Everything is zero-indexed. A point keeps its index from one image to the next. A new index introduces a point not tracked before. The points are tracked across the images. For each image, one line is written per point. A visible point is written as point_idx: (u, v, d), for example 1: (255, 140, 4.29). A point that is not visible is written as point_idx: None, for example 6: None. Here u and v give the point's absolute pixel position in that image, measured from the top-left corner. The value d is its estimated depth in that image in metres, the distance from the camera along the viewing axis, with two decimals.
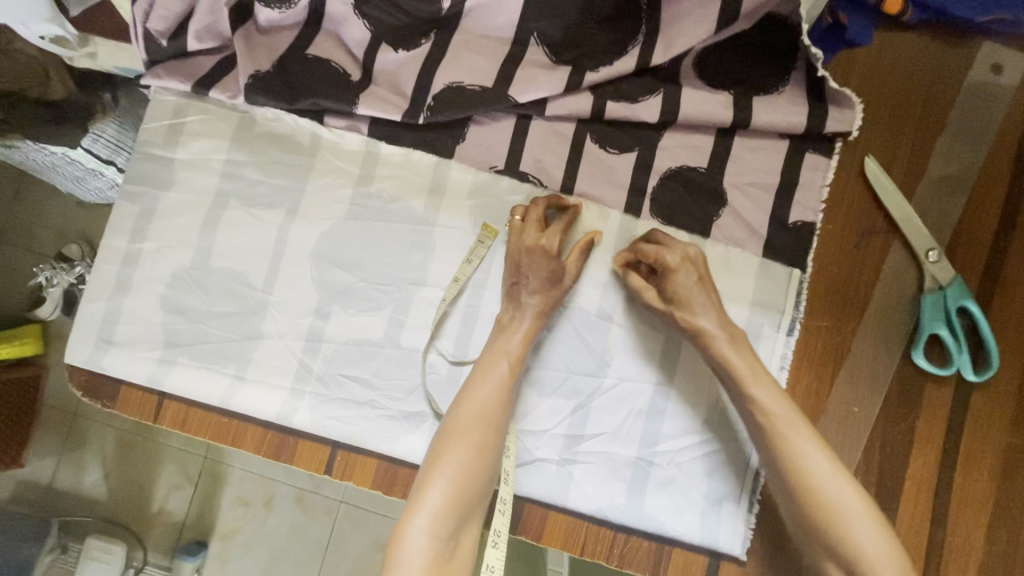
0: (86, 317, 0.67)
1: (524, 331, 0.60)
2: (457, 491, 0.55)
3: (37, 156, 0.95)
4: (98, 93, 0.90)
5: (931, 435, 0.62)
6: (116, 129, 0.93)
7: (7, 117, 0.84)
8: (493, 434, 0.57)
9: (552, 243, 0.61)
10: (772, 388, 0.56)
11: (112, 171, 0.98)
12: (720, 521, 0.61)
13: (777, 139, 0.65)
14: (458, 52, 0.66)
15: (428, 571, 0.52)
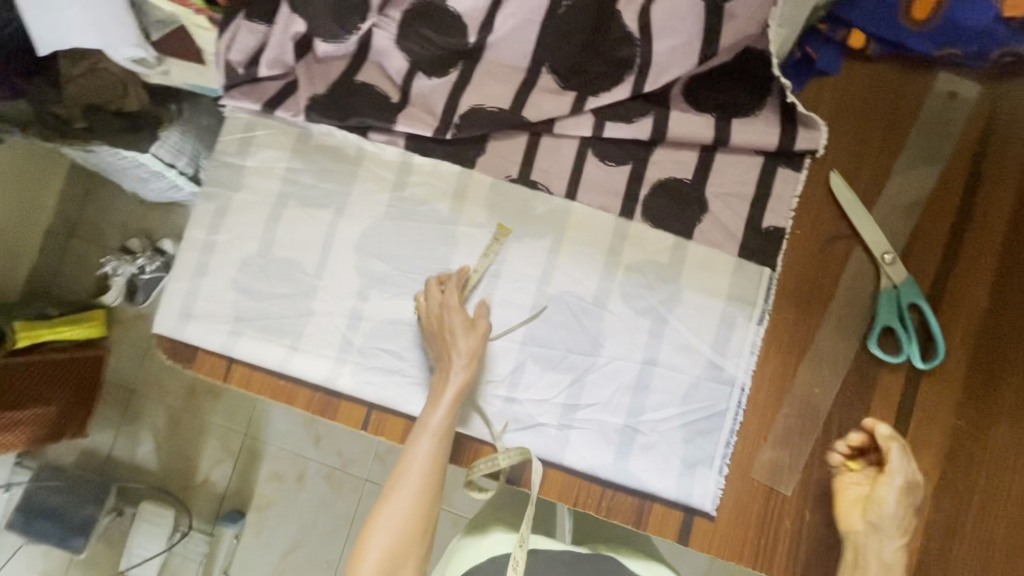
0: (171, 295, 0.81)
1: (448, 400, 0.70)
2: (390, 546, 0.63)
3: (112, 160, 1.18)
4: (166, 105, 1.13)
5: (885, 414, 0.71)
6: (178, 137, 1.15)
7: (92, 126, 1.06)
8: (423, 497, 0.66)
9: (454, 300, 0.72)
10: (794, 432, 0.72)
11: (172, 172, 1.20)
12: (693, 482, 0.71)
13: (754, 155, 0.75)
14: (482, 78, 0.78)
15: None
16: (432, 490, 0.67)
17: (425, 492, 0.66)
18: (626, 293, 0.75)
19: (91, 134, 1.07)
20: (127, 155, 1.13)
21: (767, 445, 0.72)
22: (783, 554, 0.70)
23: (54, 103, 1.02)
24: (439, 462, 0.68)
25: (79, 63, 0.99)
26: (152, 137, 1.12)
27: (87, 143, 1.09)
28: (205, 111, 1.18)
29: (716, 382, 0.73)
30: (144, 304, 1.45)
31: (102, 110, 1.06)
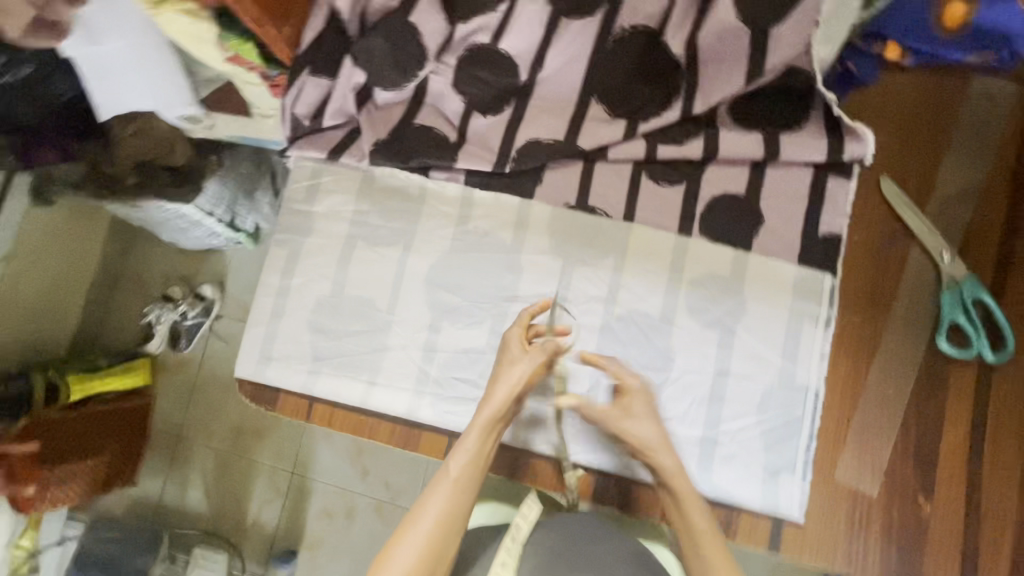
0: (250, 339, 0.85)
1: (482, 427, 0.64)
2: (409, 574, 0.56)
3: (158, 213, 1.25)
4: (208, 157, 1.20)
5: (961, 409, 0.72)
6: (219, 186, 1.22)
7: (146, 181, 1.13)
8: (436, 541, 0.58)
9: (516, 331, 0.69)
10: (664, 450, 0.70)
11: (212, 220, 1.26)
12: (779, 489, 0.72)
13: (804, 166, 0.78)
14: (535, 113, 0.82)
15: None
16: (456, 519, 0.60)
17: (452, 520, 0.60)
18: (693, 308, 0.77)
19: (144, 188, 1.14)
20: (172, 207, 1.20)
21: (847, 447, 0.73)
22: (875, 555, 0.71)
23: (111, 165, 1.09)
24: (470, 491, 0.62)
25: (130, 126, 1.04)
26: (196, 189, 1.18)
27: (135, 198, 1.15)
28: (242, 159, 1.26)
29: (790, 390, 0.74)
30: (187, 350, 1.49)
31: (153, 166, 1.12)
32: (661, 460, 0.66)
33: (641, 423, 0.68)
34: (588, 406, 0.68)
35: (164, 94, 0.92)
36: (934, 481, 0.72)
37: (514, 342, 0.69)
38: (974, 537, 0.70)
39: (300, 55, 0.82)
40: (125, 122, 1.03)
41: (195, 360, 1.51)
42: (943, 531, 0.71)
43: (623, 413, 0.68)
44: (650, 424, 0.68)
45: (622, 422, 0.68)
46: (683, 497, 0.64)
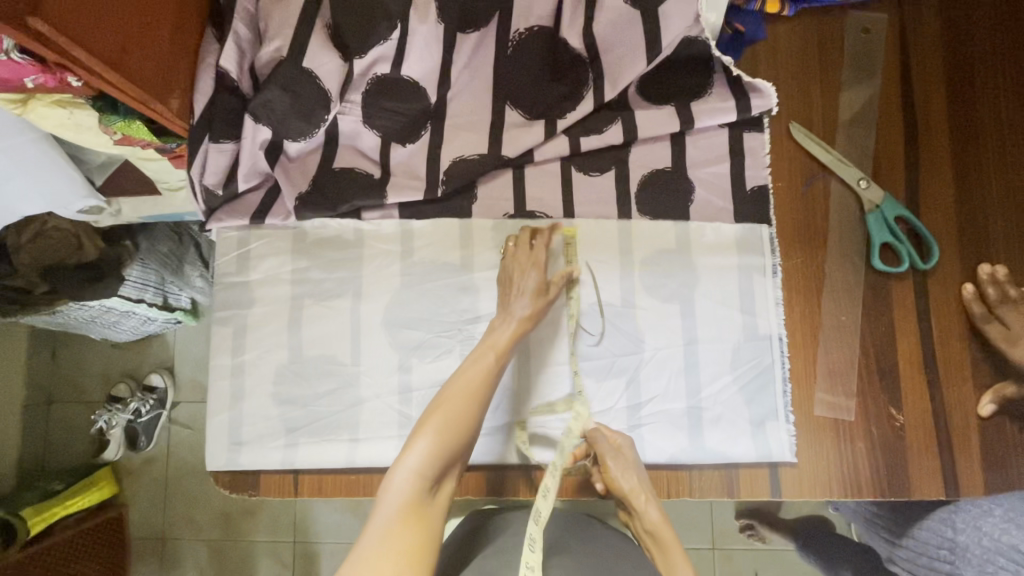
0: (214, 429, 0.80)
1: (516, 323, 0.73)
2: (435, 448, 0.62)
3: (80, 314, 1.17)
4: (123, 243, 1.11)
5: (907, 320, 0.77)
6: (141, 270, 1.13)
7: (55, 285, 1.05)
8: (468, 411, 0.66)
9: (540, 248, 0.77)
10: (626, 470, 0.71)
11: (142, 307, 1.18)
12: (768, 437, 0.75)
13: (719, 129, 0.81)
14: (454, 132, 0.82)
15: (405, 510, 0.59)
16: (475, 411, 0.66)
17: (469, 410, 0.66)
18: (649, 286, 0.79)
19: (55, 294, 1.06)
20: (93, 305, 1.12)
21: (819, 381, 0.77)
22: (868, 476, 0.75)
23: (9, 276, 1.03)
24: (486, 389, 0.68)
25: (24, 231, 1.02)
26: (119, 279, 1.08)
27: (51, 305, 1.08)
28: (162, 237, 1.17)
29: (756, 340, 0.77)
30: (149, 448, 1.40)
31: (60, 267, 1.04)
32: (641, 506, 0.71)
33: (621, 462, 0.72)
34: (595, 439, 0.73)
35: (54, 190, 0.88)
36: (902, 391, 0.76)
37: (529, 269, 0.76)
38: (947, 434, 0.75)
39: (195, 122, 0.77)
40: (21, 227, 1.01)
41: (159, 457, 1.41)
42: (920, 435, 0.75)
43: (608, 455, 0.72)
44: (625, 473, 0.71)
45: (611, 462, 0.72)
46: (666, 547, 0.68)
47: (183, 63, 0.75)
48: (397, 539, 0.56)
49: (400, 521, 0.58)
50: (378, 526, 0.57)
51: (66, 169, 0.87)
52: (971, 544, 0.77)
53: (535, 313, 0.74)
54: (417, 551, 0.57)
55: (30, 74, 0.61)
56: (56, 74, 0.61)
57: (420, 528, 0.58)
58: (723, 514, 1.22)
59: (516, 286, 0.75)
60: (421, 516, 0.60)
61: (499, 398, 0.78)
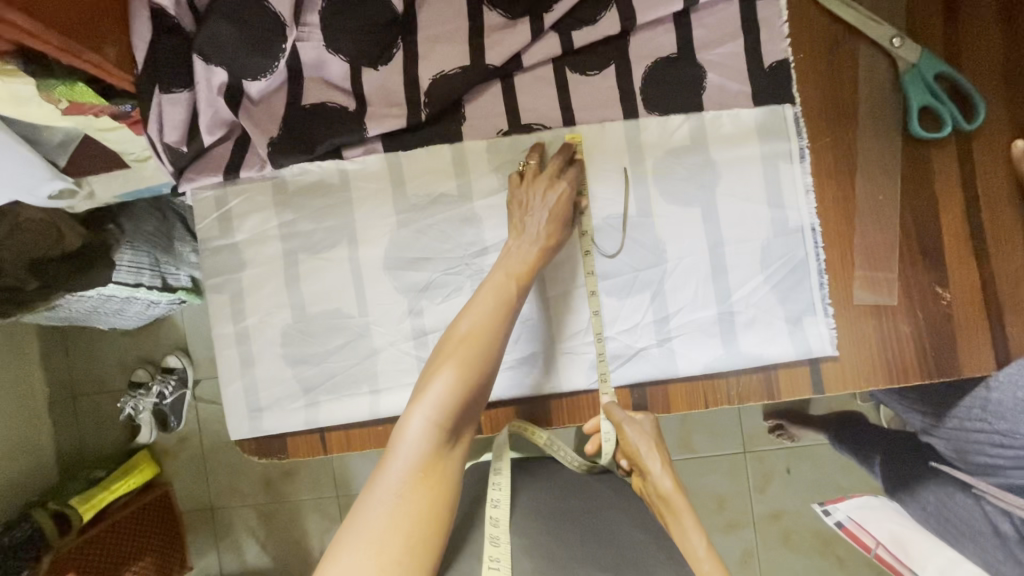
0: (231, 398, 0.77)
1: (533, 257, 0.69)
2: (450, 395, 0.59)
3: (78, 307, 1.13)
4: (105, 227, 1.09)
5: (951, 189, 0.70)
6: (131, 254, 1.09)
7: (46, 280, 1.01)
8: (481, 356, 0.62)
9: (547, 172, 0.71)
10: (639, 436, 0.72)
11: (143, 291, 1.13)
12: (807, 334, 0.71)
13: (727, 0, 0.71)
14: (429, 46, 0.72)
15: (421, 461, 0.55)
16: (490, 355, 0.63)
17: (486, 354, 0.62)
18: (666, 191, 0.72)
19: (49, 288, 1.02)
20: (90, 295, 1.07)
21: (856, 269, 0.71)
22: (914, 359, 0.71)
23: None
24: (499, 332, 0.64)
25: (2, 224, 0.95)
26: (109, 265, 1.05)
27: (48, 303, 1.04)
28: (143, 219, 1.12)
29: (787, 233, 0.71)
30: (181, 427, 1.41)
31: (47, 260, 1.02)
32: (654, 471, 0.73)
33: (637, 428, 0.71)
34: (609, 406, 0.72)
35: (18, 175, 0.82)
36: (947, 267, 0.70)
37: (538, 193, 0.70)
38: (998, 305, 0.70)
39: (141, 73, 0.70)
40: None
41: (191, 435, 1.43)
42: (968, 311, 0.70)
43: (624, 424, 0.71)
44: (641, 437, 0.72)
45: (627, 428, 0.71)
46: (676, 511, 0.71)
47: (112, 5, 0.66)
48: (412, 494, 0.53)
49: (415, 475, 0.55)
50: (393, 478, 0.54)
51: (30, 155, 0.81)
52: (1004, 399, 0.70)
53: (546, 241, 0.69)
54: (434, 506, 0.54)
55: None
56: None
57: (435, 482, 0.55)
58: (752, 419, 1.22)
59: (534, 211, 0.70)
60: (436, 469, 0.56)
61: (519, 329, 0.74)
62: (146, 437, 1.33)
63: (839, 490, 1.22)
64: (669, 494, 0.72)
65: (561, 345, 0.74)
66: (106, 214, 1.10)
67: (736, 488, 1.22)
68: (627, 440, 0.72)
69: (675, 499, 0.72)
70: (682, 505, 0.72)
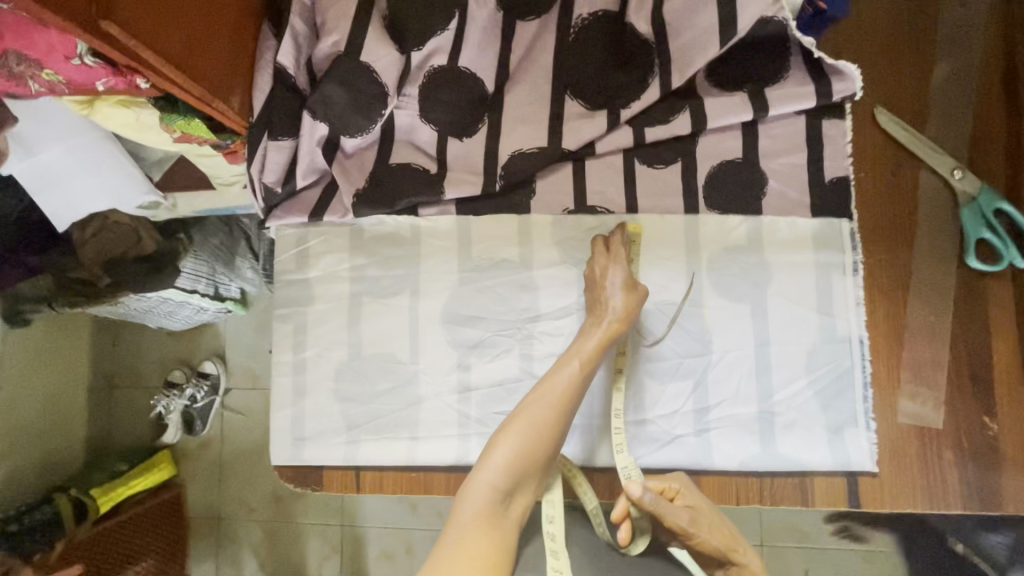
0: (279, 424, 0.81)
1: (611, 318, 0.70)
2: (517, 455, 0.62)
3: (139, 304, 1.21)
4: (176, 236, 1.17)
5: (1005, 321, 0.71)
6: (195, 262, 1.18)
7: (120, 275, 1.11)
8: (551, 421, 0.64)
9: (616, 240, 0.74)
10: (710, 528, 0.67)
11: (196, 298, 1.21)
12: (847, 445, 0.71)
13: (794, 116, 0.75)
14: (512, 125, 0.79)
15: (482, 517, 0.59)
16: (560, 420, 0.65)
17: (556, 420, 0.64)
18: (718, 285, 0.75)
19: (121, 284, 1.11)
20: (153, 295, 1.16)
21: (902, 386, 0.72)
22: (956, 487, 0.70)
23: (75, 269, 1.10)
24: (571, 398, 0.66)
25: (90, 226, 1.08)
26: (175, 271, 1.13)
27: (115, 297, 1.14)
28: (212, 232, 1.21)
29: (835, 342, 0.73)
30: (204, 432, 1.45)
31: (122, 259, 1.11)
32: (745, 557, 0.68)
33: (704, 523, 0.67)
34: (655, 504, 0.65)
35: (117, 186, 0.93)
36: (996, 397, 0.70)
37: (617, 267, 0.72)
38: None
39: (255, 121, 0.77)
40: (86, 223, 1.08)
41: (214, 443, 1.46)
42: (1015, 446, 0.69)
43: (692, 523, 0.66)
44: (711, 530, 0.67)
45: (687, 522, 0.66)
46: None
47: (242, 62, 0.74)
48: (471, 546, 0.56)
49: (473, 528, 0.58)
50: (455, 529, 0.58)
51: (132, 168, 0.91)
52: None
53: (624, 319, 0.70)
54: (492, 560, 0.56)
55: (102, 80, 0.61)
56: (126, 76, 0.61)
57: (492, 539, 0.58)
58: (770, 513, 1.19)
59: (605, 287, 0.72)
60: (496, 527, 0.59)
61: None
62: (171, 437, 1.40)
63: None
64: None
65: (604, 420, 0.76)
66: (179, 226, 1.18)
67: None
68: (702, 542, 0.67)
69: None
70: None
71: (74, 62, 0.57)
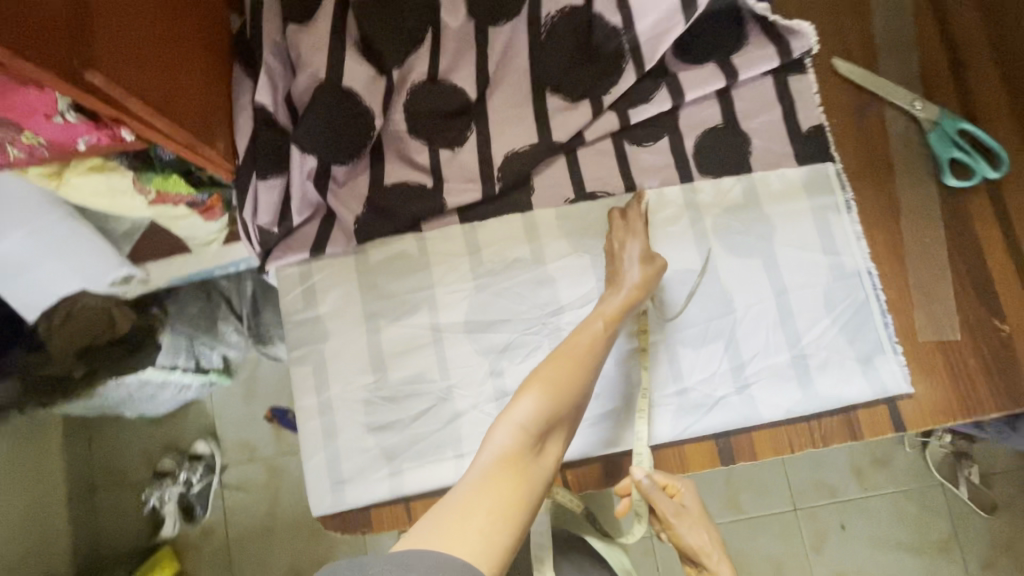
0: (313, 472, 0.77)
1: (631, 283, 0.71)
2: (543, 402, 0.58)
3: (116, 391, 1.13)
4: (149, 312, 1.13)
5: (991, 229, 0.76)
6: (172, 338, 1.13)
7: (98, 364, 1.05)
8: (576, 373, 0.62)
9: (634, 212, 0.76)
10: (691, 525, 0.67)
11: (178, 373, 1.15)
12: (879, 372, 0.73)
13: (763, 77, 0.80)
14: (500, 128, 0.80)
15: (506, 461, 0.53)
16: (581, 376, 0.62)
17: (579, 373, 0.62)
18: (728, 245, 0.77)
19: (99, 372, 1.06)
20: (130, 379, 1.11)
21: (916, 307, 0.75)
22: (986, 391, 0.73)
23: (45, 363, 1.01)
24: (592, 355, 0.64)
25: (53, 316, 0.95)
26: (155, 349, 1.11)
27: (94, 387, 1.08)
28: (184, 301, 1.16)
29: (846, 277, 0.76)
30: (205, 516, 1.35)
31: (97, 345, 1.04)
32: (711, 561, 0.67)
33: (682, 519, 0.67)
34: (652, 492, 0.67)
35: (89, 264, 0.90)
36: (1001, 301, 0.74)
37: (634, 240, 0.74)
38: None
39: (241, 163, 0.76)
40: (50, 313, 0.95)
41: (220, 523, 1.35)
42: None
43: (672, 513, 0.67)
44: (691, 529, 0.67)
45: (674, 518, 0.67)
46: None
47: (219, 106, 0.73)
48: (494, 489, 0.50)
49: (495, 471, 0.52)
50: (476, 471, 0.52)
51: (104, 244, 0.90)
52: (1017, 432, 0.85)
53: (642, 287, 0.71)
54: (512, 506, 0.50)
55: (83, 136, 0.58)
56: (109, 129, 0.58)
57: (516, 482, 0.51)
58: (798, 474, 1.20)
59: (621, 257, 0.73)
60: (524, 474, 0.53)
61: (602, 385, 0.76)
62: (170, 528, 1.32)
63: (898, 546, 1.16)
64: None
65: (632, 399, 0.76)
66: (153, 297, 1.15)
67: (788, 549, 1.17)
68: (676, 535, 0.67)
69: None
70: None
71: (55, 120, 0.55)
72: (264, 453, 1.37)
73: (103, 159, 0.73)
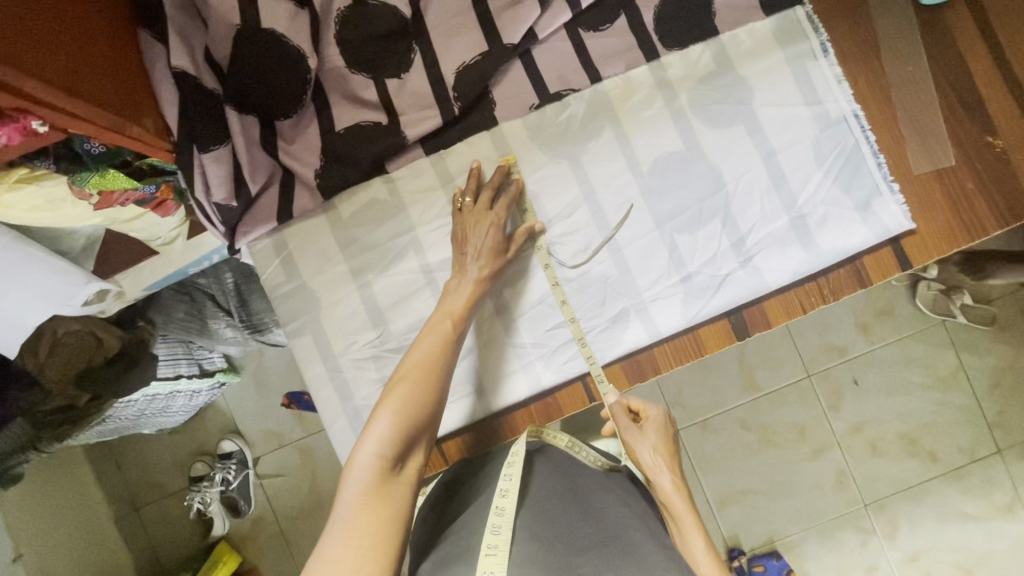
0: (340, 437, 0.76)
1: (464, 290, 0.69)
2: (395, 427, 0.59)
3: (126, 417, 1.04)
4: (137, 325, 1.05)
5: (971, 39, 0.72)
6: (167, 346, 1.06)
7: (95, 391, 0.95)
8: (423, 394, 0.62)
9: (482, 198, 0.72)
10: (645, 444, 0.73)
11: (184, 381, 1.08)
12: (879, 215, 0.72)
13: None
14: (445, 43, 0.74)
15: (372, 485, 0.56)
16: (449, 347, 0.66)
17: (449, 345, 0.66)
18: (706, 118, 0.73)
19: (100, 398, 0.95)
20: (137, 397, 0.99)
21: (906, 139, 0.73)
22: (986, 210, 0.72)
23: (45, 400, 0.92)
24: (443, 359, 0.65)
25: (39, 348, 0.88)
26: (151, 359, 1.01)
27: (98, 415, 0.95)
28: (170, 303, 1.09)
29: (831, 125, 0.73)
30: (252, 510, 1.36)
31: (89, 370, 0.95)
32: (659, 478, 0.72)
33: (637, 436, 0.74)
34: (616, 415, 0.74)
35: (49, 286, 0.82)
36: (991, 113, 0.72)
37: (483, 226, 0.70)
38: None
39: (177, 139, 0.71)
40: (32, 347, 0.88)
41: (266, 512, 1.37)
42: None
43: (625, 432, 0.74)
44: (646, 447, 0.73)
45: (629, 436, 0.74)
46: (674, 513, 0.70)
47: (134, 81, 0.67)
48: (363, 519, 0.53)
49: (363, 501, 0.55)
50: (346, 500, 0.55)
51: (63, 261, 0.82)
52: None
53: (490, 260, 0.70)
54: (385, 529, 0.53)
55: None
56: (17, 121, 0.51)
57: (384, 505, 0.55)
58: (807, 343, 1.22)
59: (470, 247, 0.70)
60: (384, 502, 0.55)
61: (466, 365, 0.75)
62: (222, 526, 1.33)
63: (909, 388, 1.20)
64: (674, 499, 0.71)
65: (487, 372, 0.75)
66: (134, 313, 1.07)
67: (810, 413, 1.21)
68: (634, 452, 0.74)
69: (685, 514, 0.69)
70: (694, 517, 0.69)
71: None
72: (292, 436, 1.37)
73: (26, 169, 0.66)
